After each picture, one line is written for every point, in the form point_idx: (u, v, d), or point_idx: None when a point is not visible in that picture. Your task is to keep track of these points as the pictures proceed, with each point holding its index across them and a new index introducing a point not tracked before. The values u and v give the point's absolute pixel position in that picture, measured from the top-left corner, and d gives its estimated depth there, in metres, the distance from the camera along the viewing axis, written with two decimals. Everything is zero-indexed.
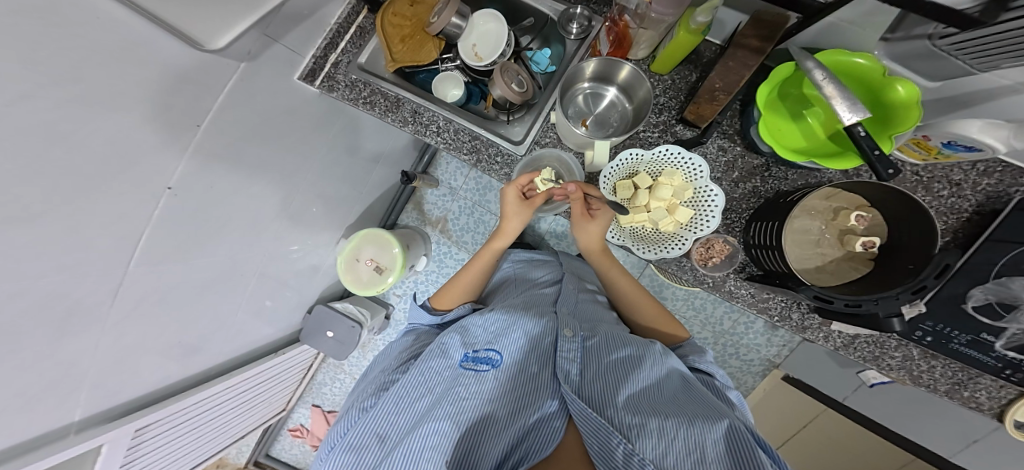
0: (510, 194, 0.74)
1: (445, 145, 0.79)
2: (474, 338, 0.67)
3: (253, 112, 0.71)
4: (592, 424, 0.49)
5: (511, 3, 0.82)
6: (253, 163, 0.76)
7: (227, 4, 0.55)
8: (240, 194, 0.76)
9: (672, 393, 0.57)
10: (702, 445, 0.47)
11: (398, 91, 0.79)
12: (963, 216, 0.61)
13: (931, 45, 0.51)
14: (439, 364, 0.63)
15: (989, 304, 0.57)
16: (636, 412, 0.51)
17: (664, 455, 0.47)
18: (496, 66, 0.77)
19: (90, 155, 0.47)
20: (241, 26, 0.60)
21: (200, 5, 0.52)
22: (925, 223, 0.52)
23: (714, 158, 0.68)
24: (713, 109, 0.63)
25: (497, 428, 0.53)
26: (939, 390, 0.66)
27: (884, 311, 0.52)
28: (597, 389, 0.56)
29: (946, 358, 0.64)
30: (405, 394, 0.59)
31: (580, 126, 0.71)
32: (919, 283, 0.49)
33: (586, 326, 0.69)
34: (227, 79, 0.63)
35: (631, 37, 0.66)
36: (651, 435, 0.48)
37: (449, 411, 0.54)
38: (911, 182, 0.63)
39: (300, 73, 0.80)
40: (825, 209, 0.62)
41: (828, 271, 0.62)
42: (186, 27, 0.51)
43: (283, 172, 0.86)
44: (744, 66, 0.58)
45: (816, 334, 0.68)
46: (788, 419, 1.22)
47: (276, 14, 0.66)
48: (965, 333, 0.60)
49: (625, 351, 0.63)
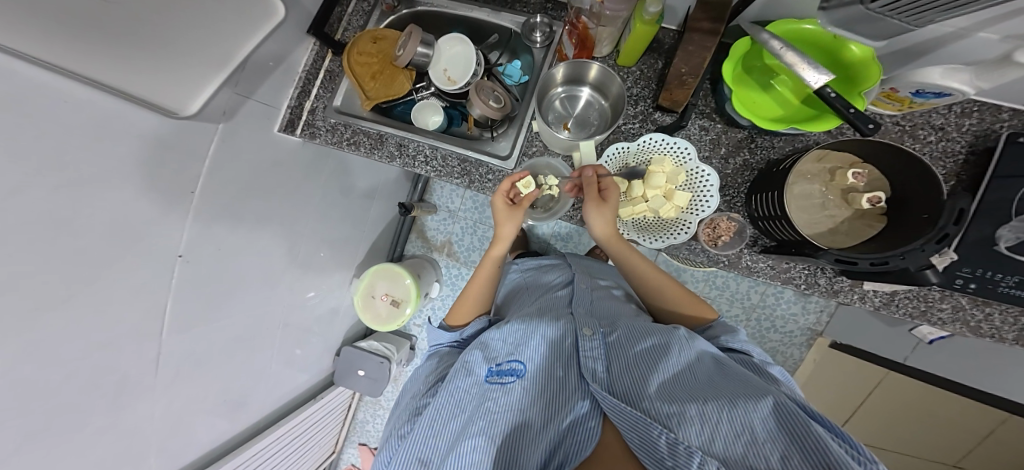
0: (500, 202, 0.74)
1: (433, 171, 0.80)
2: (495, 351, 0.66)
3: (240, 168, 0.73)
4: (631, 421, 0.48)
5: (473, 23, 0.84)
6: (255, 217, 0.79)
7: (188, 64, 0.56)
8: (248, 251, 0.79)
9: (705, 374, 0.55)
10: (750, 425, 0.45)
11: (380, 128, 0.81)
12: (959, 157, 0.61)
13: (864, 9, 0.43)
14: (465, 381, 0.62)
15: (1023, 242, 0.54)
16: (673, 401, 0.50)
17: (711, 441, 0.45)
18: (470, 86, 0.78)
19: (93, 234, 0.49)
20: (213, 84, 0.61)
21: (162, 72, 0.54)
22: (924, 171, 0.51)
23: (699, 138, 0.67)
24: (686, 93, 0.61)
25: (531, 439, 0.52)
26: (1005, 338, 0.62)
27: (914, 265, 0.49)
28: (628, 383, 0.55)
29: (1000, 304, 0.60)
30: (435, 415, 0.58)
31: (558, 129, 0.72)
32: (941, 231, 0.47)
33: (608, 322, 0.68)
34: (209, 141, 0.65)
35: (592, 37, 0.66)
36: (692, 422, 0.47)
37: (482, 427, 0.54)
38: (896, 133, 0.62)
39: (279, 126, 0.81)
40: (819, 171, 0.60)
41: (842, 231, 0.59)
42: (158, 96, 0.53)
43: (285, 222, 0.89)
44: (703, 48, 0.56)
45: (850, 296, 0.65)
46: (843, 385, 1.17)
47: (241, 71, 0.68)
48: (1011, 273, 0.55)
49: (650, 341, 0.61)
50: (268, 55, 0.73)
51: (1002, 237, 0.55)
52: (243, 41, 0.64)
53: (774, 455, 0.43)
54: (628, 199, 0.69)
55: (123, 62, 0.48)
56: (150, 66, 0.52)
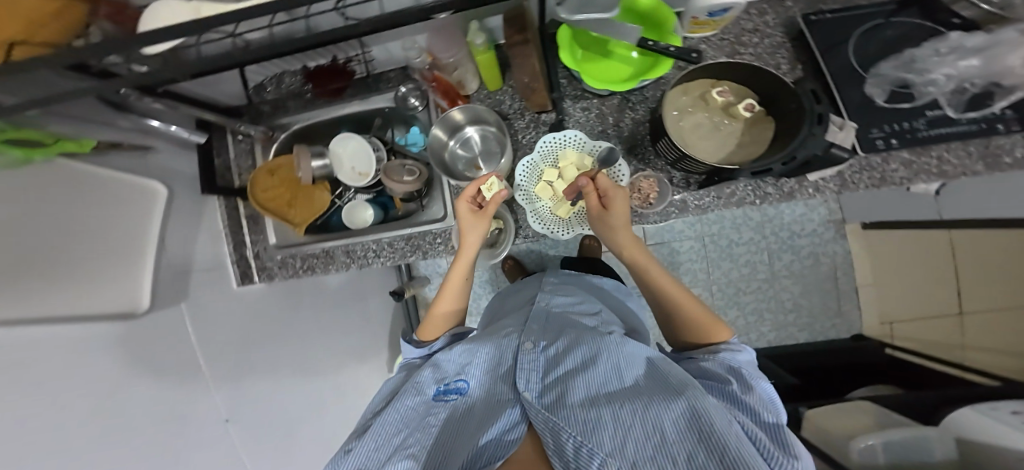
0: (463, 206, 0.69)
1: (388, 258, 0.84)
2: (445, 369, 0.62)
3: (226, 329, 0.76)
4: (548, 427, 0.47)
5: (352, 117, 0.86)
6: (268, 362, 0.82)
7: (110, 269, 0.60)
8: (280, 390, 0.84)
9: (635, 379, 0.53)
10: (660, 426, 0.44)
11: (326, 244, 0.87)
12: (788, 44, 0.65)
13: None
14: (412, 400, 0.57)
15: (895, 91, 0.57)
16: (591, 407, 0.48)
17: (622, 444, 0.43)
18: (380, 174, 0.80)
19: (147, 428, 0.54)
20: (144, 273, 0.64)
21: (91, 285, 0.57)
22: (764, 74, 0.59)
23: (588, 121, 0.73)
24: (542, 96, 0.60)
25: (460, 447, 0.49)
26: (977, 172, 0.56)
27: (818, 150, 0.53)
28: (558, 392, 0.53)
29: (946, 146, 0.57)
30: (381, 430, 0.53)
31: (473, 172, 0.75)
32: (814, 114, 0.53)
33: (542, 332, 0.67)
34: (183, 319, 0.68)
35: (451, 83, 0.70)
36: (607, 426, 0.45)
37: (419, 442, 0.51)
38: (727, 47, 0.67)
39: (235, 282, 0.86)
40: (695, 101, 0.66)
41: (748, 138, 0.64)
42: (104, 308, 0.57)
43: (305, 349, 0.94)
44: (527, 57, 0.52)
45: (803, 193, 0.64)
46: (876, 264, 1.32)
47: (166, 254, 0.70)
48: (918, 119, 0.56)
49: (581, 353, 0.58)
50: (178, 230, 0.74)
51: (878, 94, 0.58)
52: (143, 232, 0.67)
53: (682, 455, 0.41)
54: (559, 200, 0.73)
55: (63, 293, 0.52)
56: (81, 289, 0.55)
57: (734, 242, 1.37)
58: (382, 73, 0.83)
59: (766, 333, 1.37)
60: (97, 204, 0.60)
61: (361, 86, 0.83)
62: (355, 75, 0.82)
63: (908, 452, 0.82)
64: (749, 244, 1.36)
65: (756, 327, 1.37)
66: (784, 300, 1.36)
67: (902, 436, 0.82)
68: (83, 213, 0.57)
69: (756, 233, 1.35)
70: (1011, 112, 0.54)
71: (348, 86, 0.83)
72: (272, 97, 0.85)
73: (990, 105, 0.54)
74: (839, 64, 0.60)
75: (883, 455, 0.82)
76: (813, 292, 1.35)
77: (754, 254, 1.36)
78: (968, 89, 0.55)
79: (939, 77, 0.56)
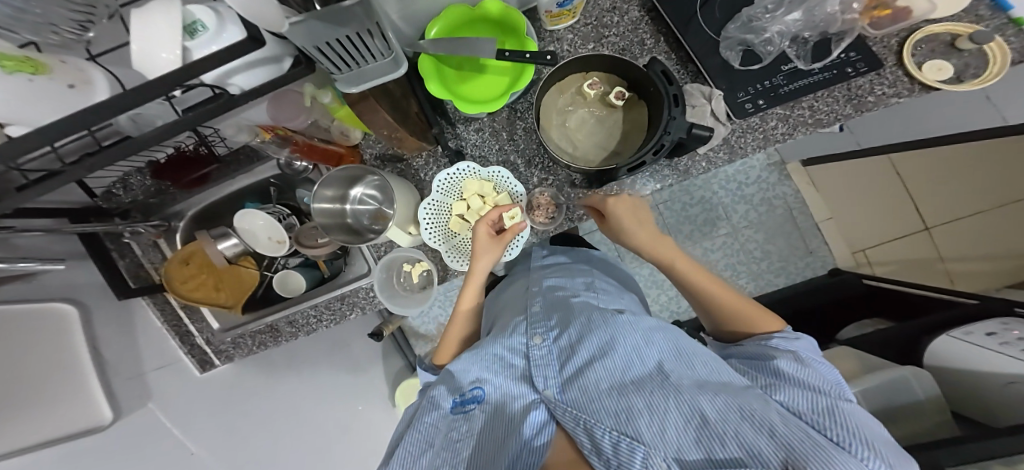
0: (480, 231, 0.63)
1: (331, 321, 0.82)
2: (460, 376, 0.58)
3: (201, 421, 0.73)
4: (579, 425, 0.44)
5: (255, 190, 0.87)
6: (269, 432, 0.82)
7: (69, 387, 0.55)
8: (293, 450, 0.84)
9: (661, 358, 0.49)
10: (698, 405, 0.40)
11: (265, 321, 0.84)
12: (645, 19, 0.65)
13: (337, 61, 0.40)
14: (432, 416, 0.55)
15: (747, 52, 0.59)
16: (620, 395, 0.45)
17: (663, 433, 0.39)
18: (293, 241, 0.79)
19: None
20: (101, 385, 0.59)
21: (58, 404, 0.53)
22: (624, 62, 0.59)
23: (480, 140, 0.69)
24: (412, 140, 0.59)
25: (495, 456, 0.45)
26: (847, 115, 0.59)
27: (685, 130, 0.52)
28: (580, 385, 0.49)
29: (808, 97, 0.59)
30: (409, 454, 0.50)
31: (382, 223, 0.70)
32: (670, 96, 0.53)
33: (546, 315, 0.63)
34: (162, 419, 0.67)
35: (321, 145, 0.69)
36: (641, 414, 0.42)
37: (449, 461, 0.47)
38: (589, 35, 0.66)
39: (198, 371, 0.81)
40: (574, 98, 0.66)
41: (627, 126, 0.65)
42: (64, 430, 0.52)
43: (307, 404, 0.94)
44: (375, 111, 0.52)
45: (701, 167, 0.64)
46: (837, 193, 1.22)
47: (105, 363, 0.63)
48: (776, 76, 0.59)
49: (594, 341, 0.54)
50: (111, 335, 0.67)
51: (733, 58, 0.60)
52: (74, 348, 0.59)
53: (730, 435, 0.37)
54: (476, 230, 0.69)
55: (26, 427, 0.48)
56: (41, 419, 0.50)
57: (688, 204, 1.29)
58: (244, 150, 0.82)
59: (746, 285, 1.29)
60: (31, 333, 0.53)
61: (231, 165, 0.83)
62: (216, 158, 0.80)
63: (892, 397, 0.77)
64: (702, 204, 1.29)
65: (735, 283, 1.29)
66: (753, 249, 1.29)
67: (880, 382, 0.78)
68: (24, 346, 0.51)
69: (706, 192, 1.29)
70: (853, 54, 0.57)
71: (213, 170, 0.82)
72: (126, 202, 0.76)
73: (830, 51, 0.58)
74: (693, 35, 0.61)
75: (865, 402, 0.78)
76: (778, 237, 1.29)
77: (712, 211, 1.29)
78: (808, 39, 0.58)
79: (774, 35, 0.58)
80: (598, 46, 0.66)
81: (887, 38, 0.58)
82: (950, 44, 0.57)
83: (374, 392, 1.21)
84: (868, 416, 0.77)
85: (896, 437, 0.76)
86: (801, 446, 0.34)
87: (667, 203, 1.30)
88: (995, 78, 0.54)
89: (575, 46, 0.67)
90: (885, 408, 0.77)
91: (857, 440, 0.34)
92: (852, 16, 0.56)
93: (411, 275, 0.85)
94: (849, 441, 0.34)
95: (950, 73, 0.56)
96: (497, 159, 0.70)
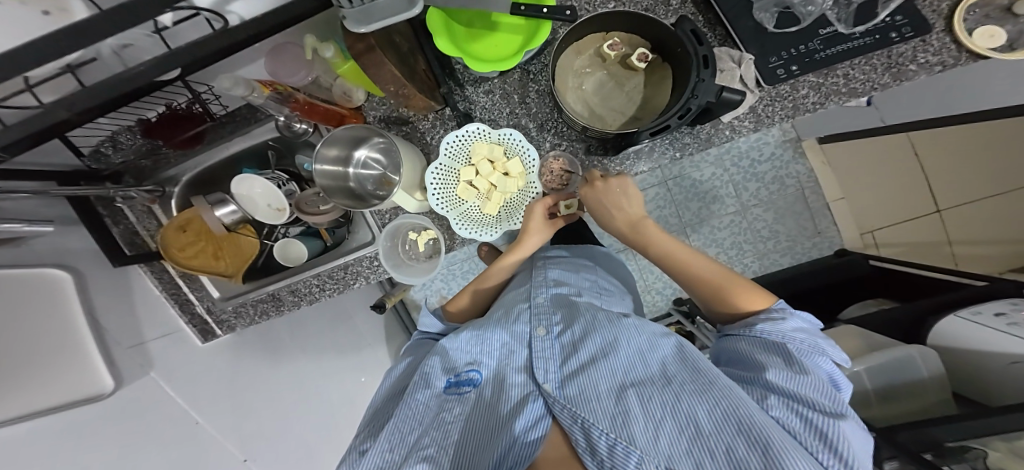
0: (536, 209, 0.65)
1: (335, 290, 0.81)
2: (454, 358, 0.57)
3: (203, 394, 0.72)
4: (575, 422, 0.43)
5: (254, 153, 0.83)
6: (269, 404, 0.82)
7: (64, 355, 0.53)
8: (289, 422, 0.85)
9: (663, 363, 0.48)
10: (694, 416, 0.40)
11: (267, 290, 0.82)
12: None
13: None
14: (423, 395, 0.53)
15: (784, 13, 0.55)
16: (619, 395, 0.44)
17: (656, 440, 0.39)
18: (294, 208, 0.77)
19: None
20: (98, 352, 0.57)
21: (52, 370, 0.51)
22: (649, 20, 0.54)
23: (490, 103, 0.66)
24: (421, 97, 0.56)
25: (484, 446, 0.44)
26: (885, 84, 0.56)
27: (712, 94, 0.49)
28: (581, 382, 0.48)
29: (846, 63, 0.56)
30: (396, 429, 0.49)
31: (387, 189, 0.68)
32: (699, 56, 0.49)
33: (552, 308, 0.61)
34: (160, 390, 0.65)
35: (320, 103, 0.64)
36: (637, 419, 0.41)
37: (437, 441, 0.46)
38: None
39: (199, 340, 0.80)
40: (592, 59, 0.63)
41: (649, 90, 0.61)
42: (61, 399, 0.51)
43: (307, 376, 0.93)
44: (380, 65, 0.48)
45: (724, 136, 0.61)
46: (852, 173, 1.22)
47: (104, 331, 0.61)
48: (813, 40, 0.55)
49: (597, 340, 0.52)
50: (107, 303, 0.65)
51: (767, 20, 0.55)
52: (68, 314, 0.56)
53: (721, 449, 0.37)
54: (486, 198, 0.66)
55: (19, 396, 0.46)
56: (34, 386, 0.48)
57: (698, 180, 1.26)
58: (240, 109, 0.78)
59: (750, 264, 1.28)
60: (20, 298, 0.50)
61: (227, 124, 0.79)
62: (210, 117, 0.76)
63: (896, 375, 0.76)
64: (713, 180, 1.26)
65: (739, 263, 1.28)
66: (760, 229, 1.26)
67: (886, 360, 0.76)
68: (13, 311, 0.48)
69: (717, 168, 1.26)
70: (899, 18, 0.53)
71: (208, 129, 0.77)
72: (115, 162, 0.72)
73: (876, 14, 0.53)
74: None
75: (868, 379, 0.78)
76: (786, 217, 1.26)
77: (721, 188, 1.26)
78: (852, 1, 0.53)
79: None
80: (619, 6, 0.61)
81: (937, 1, 0.54)
82: (1006, 9, 0.53)
83: (377, 364, 1.22)
84: (869, 392, 0.78)
85: (893, 415, 0.76)
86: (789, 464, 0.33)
87: (677, 180, 1.27)
88: None
89: (595, 4, 0.62)
90: (886, 385, 0.77)
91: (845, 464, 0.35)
92: None
93: (417, 244, 0.82)
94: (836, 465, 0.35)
95: (1003, 40, 0.52)
96: (508, 123, 0.66)
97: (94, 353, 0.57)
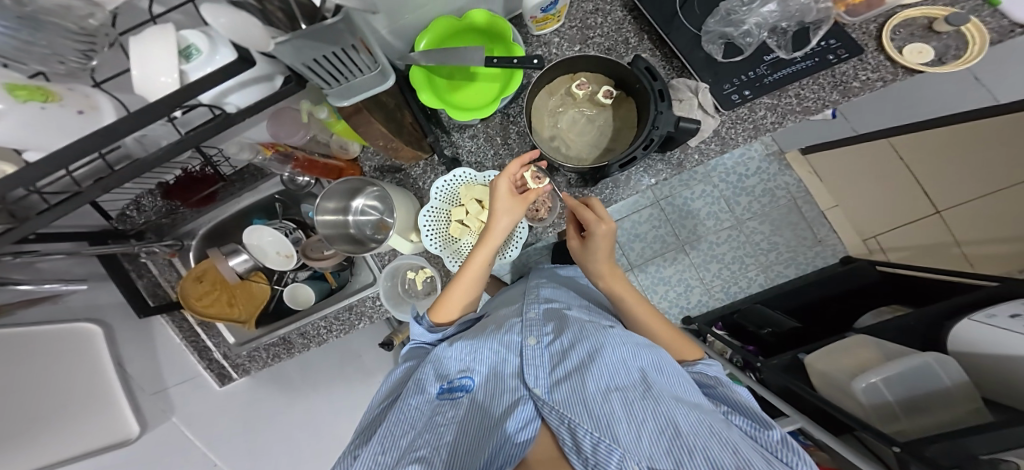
0: (500, 186, 0.61)
1: (340, 331, 0.83)
2: (446, 366, 0.58)
3: (223, 439, 0.74)
4: (562, 422, 0.45)
5: (265, 207, 0.90)
6: (278, 452, 0.83)
7: (87, 403, 0.58)
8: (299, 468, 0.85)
9: (644, 369, 0.49)
10: (673, 416, 0.42)
11: (279, 333, 0.85)
12: (628, 19, 0.66)
13: (327, 84, 0.43)
14: (416, 399, 0.54)
15: (729, 46, 0.60)
16: (603, 396, 0.46)
17: (640, 438, 0.41)
18: (301, 254, 0.82)
19: None
20: (121, 399, 0.62)
21: (71, 423, 0.55)
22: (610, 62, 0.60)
23: (474, 146, 0.71)
24: (409, 151, 0.62)
25: (477, 447, 0.46)
26: (835, 101, 0.59)
27: (672, 123, 0.53)
28: (568, 387, 0.49)
29: (795, 84, 0.59)
30: (389, 433, 0.49)
31: (384, 233, 0.73)
32: (654, 89, 0.54)
33: (543, 321, 0.62)
34: (181, 435, 0.68)
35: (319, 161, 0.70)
36: (621, 421, 0.43)
37: (429, 445, 0.46)
38: (573, 36, 0.67)
39: (216, 384, 0.83)
40: (564, 99, 0.68)
41: (618, 122, 0.66)
42: (84, 448, 0.55)
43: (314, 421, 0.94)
44: (369, 123, 0.54)
45: (693, 158, 0.64)
46: (840, 180, 1.23)
47: (128, 379, 0.66)
48: (761, 65, 0.59)
49: (581, 350, 0.53)
50: (133, 352, 0.70)
51: (716, 51, 0.60)
52: (98, 369, 0.62)
53: (698, 448, 0.38)
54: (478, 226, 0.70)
55: (37, 449, 0.49)
56: (54, 439, 0.52)
57: (690, 198, 1.30)
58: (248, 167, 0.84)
59: (755, 278, 1.28)
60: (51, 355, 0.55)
61: (237, 182, 0.85)
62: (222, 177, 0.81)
63: (917, 382, 0.75)
64: (705, 197, 1.29)
65: (743, 276, 1.28)
66: (759, 241, 1.27)
67: (900, 368, 0.75)
68: (44, 365, 0.55)
69: (707, 186, 1.29)
70: (833, 42, 0.58)
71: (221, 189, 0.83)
72: (138, 222, 0.78)
73: (809, 40, 0.58)
74: (677, 32, 0.62)
75: (889, 390, 0.75)
76: (783, 228, 1.26)
77: (713, 204, 1.29)
78: (786, 30, 0.59)
79: (753, 27, 0.59)
80: (583, 49, 0.67)
81: (865, 24, 0.58)
82: (928, 28, 0.58)
83: None
84: (895, 405, 0.75)
85: (923, 427, 0.74)
86: (756, 465, 0.37)
87: (669, 199, 1.30)
88: (977, 57, 0.54)
89: (562, 49, 0.68)
90: (905, 395, 0.75)
91: (800, 457, 0.40)
92: (826, 5, 0.57)
93: (416, 283, 0.85)
94: (794, 459, 0.40)
95: (931, 55, 0.56)
96: (493, 165, 0.71)
97: (116, 401, 0.61)
